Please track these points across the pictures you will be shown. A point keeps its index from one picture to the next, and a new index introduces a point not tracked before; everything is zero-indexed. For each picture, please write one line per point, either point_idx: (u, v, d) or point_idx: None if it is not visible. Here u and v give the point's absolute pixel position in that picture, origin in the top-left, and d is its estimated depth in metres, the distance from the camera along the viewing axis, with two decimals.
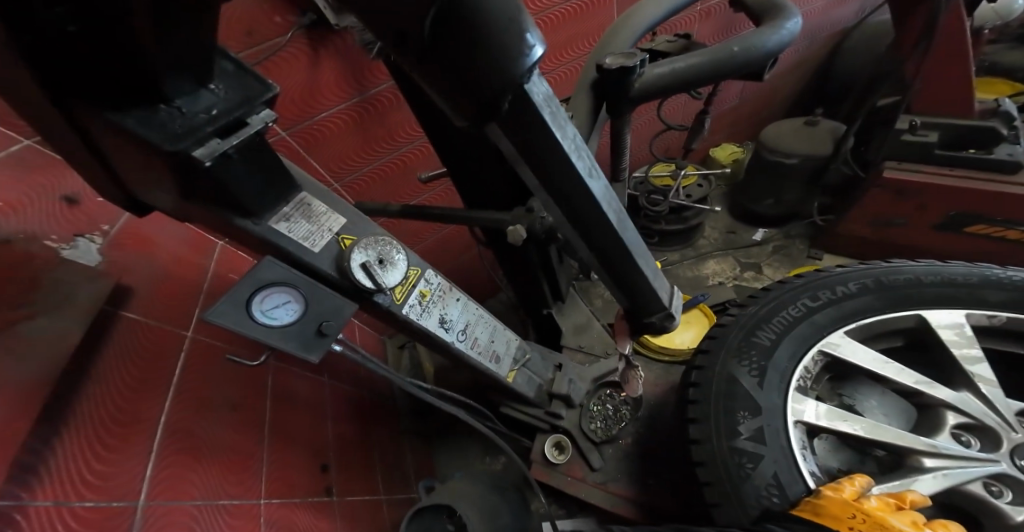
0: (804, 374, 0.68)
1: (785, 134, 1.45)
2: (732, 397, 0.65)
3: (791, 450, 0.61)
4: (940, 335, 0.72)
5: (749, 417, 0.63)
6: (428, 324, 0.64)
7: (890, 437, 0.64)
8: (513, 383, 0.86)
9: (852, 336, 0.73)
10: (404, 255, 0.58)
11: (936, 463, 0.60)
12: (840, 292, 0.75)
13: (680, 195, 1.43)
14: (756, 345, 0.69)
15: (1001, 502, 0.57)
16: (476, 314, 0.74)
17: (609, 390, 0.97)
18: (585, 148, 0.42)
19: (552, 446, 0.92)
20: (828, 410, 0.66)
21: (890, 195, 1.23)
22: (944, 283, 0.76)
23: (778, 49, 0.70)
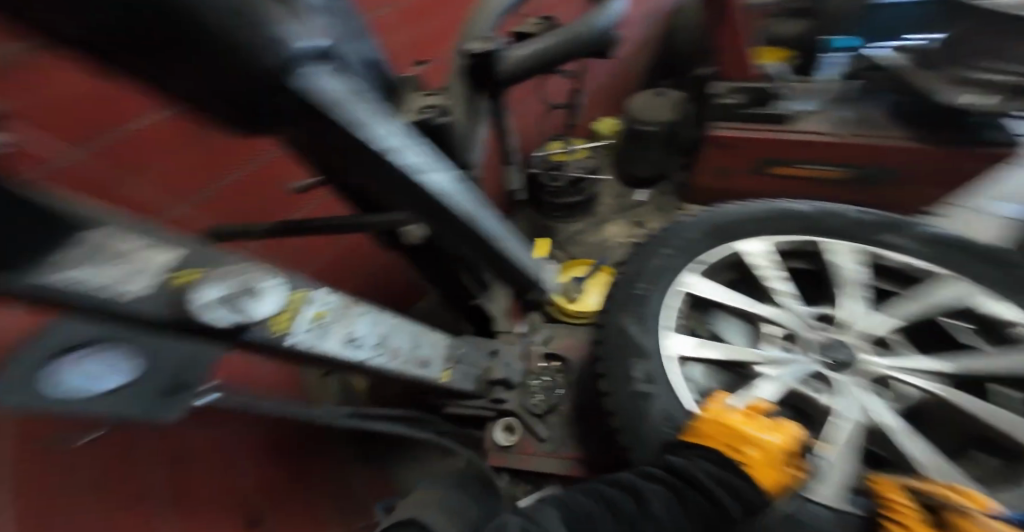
0: (671, 314, 0.74)
1: (644, 107, 1.69)
2: (625, 347, 0.72)
3: (673, 381, 0.70)
4: (751, 263, 0.77)
5: (642, 361, 0.70)
6: (332, 348, 0.58)
7: (739, 356, 0.76)
8: (450, 381, 0.87)
9: (706, 274, 0.78)
10: (276, 280, 0.44)
11: (774, 372, 0.74)
12: (689, 234, 0.79)
13: (573, 168, 1.60)
14: (635, 297, 0.74)
15: (818, 394, 0.72)
16: (389, 324, 0.72)
17: (543, 363, 1.06)
18: (416, 146, 0.46)
19: (502, 430, 0.99)
20: (699, 342, 0.75)
21: (733, 147, 1.41)
22: (783, 208, 0.79)
23: (613, 26, 0.76)
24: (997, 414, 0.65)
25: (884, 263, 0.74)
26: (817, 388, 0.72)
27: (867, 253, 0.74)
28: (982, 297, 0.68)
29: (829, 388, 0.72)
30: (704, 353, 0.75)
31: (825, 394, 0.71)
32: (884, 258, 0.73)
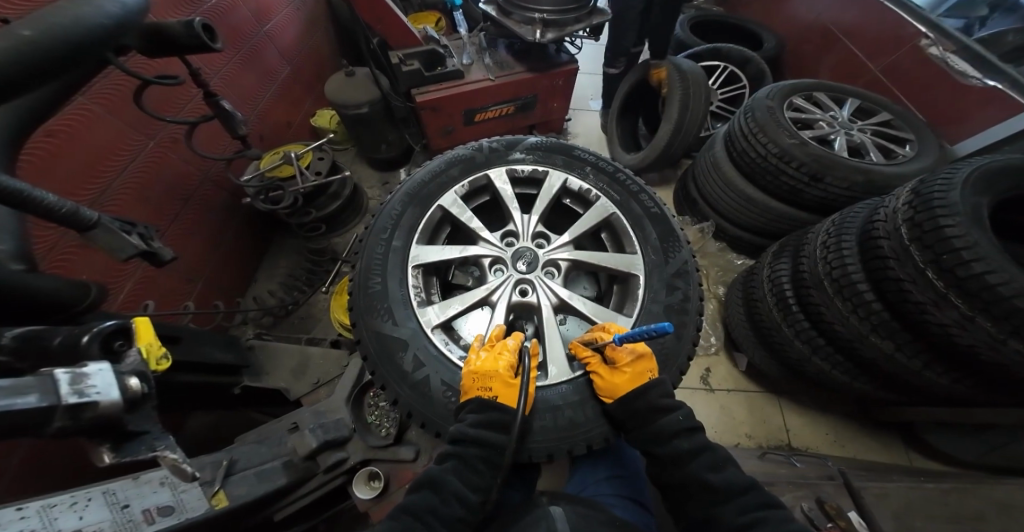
0: (417, 291, 0.76)
1: (342, 89, 1.51)
2: (388, 349, 0.71)
3: (439, 351, 0.72)
4: (453, 213, 0.83)
5: (406, 351, 0.70)
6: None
7: (467, 301, 0.76)
8: (230, 499, 0.68)
9: (426, 241, 0.81)
10: None
11: (516, 282, 0.78)
12: (396, 214, 0.81)
13: (309, 175, 1.36)
14: (376, 295, 0.74)
15: (553, 280, 0.79)
16: (27, 518, 0.45)
17: (371, 392, 0.96)
18: None
19: (365, 483, 0.83)
20: (444, 302, 0.76)
21: (433, 111, 1.46)
22: (457, 159, 0.88)
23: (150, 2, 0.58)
24: (615, 259, 0.80)
25: (519, 176, 0.89)
26: (549, 275, 0.80)
27: (505, 172, 0.88)
28: (570, 178, 0.88)
29: (557, 270, 0.81)
30: (453, 311, 0.75)
31: (554, 281, 0.79)
32: (516, 171, 0.89)
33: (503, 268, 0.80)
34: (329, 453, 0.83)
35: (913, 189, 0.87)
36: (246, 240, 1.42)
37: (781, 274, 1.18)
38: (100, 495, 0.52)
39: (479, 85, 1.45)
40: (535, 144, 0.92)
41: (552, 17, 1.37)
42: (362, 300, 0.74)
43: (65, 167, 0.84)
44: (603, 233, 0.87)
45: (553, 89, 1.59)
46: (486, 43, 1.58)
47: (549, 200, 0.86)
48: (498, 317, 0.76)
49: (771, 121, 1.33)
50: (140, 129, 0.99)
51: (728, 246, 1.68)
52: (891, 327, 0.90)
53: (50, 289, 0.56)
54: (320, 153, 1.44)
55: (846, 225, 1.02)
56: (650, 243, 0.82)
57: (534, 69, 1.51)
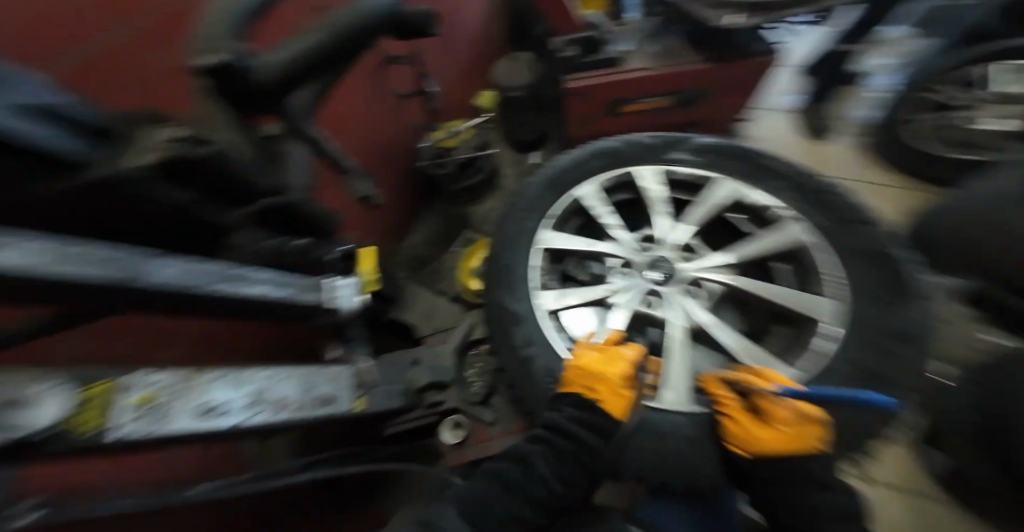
0: (540, 273, 0.80)
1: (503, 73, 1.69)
2: (504, 319, 0.76)
3: (546, 335, 0.74)
4: (586, 205, 0.83)
5: (520, 327, 0.74)
6: (184, 426, 0.49)
7: (591, 293, 0.79)
8: (367, 408, 0.82)
9: (559, 228, 0.82)
10: (54, 393, 0.36)
11: (626, 295, 0.78)
12: (536, 196, 0.82)
13: (462, 150, 1.54)
14: (505, 269, 0.79)
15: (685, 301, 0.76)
16: (258, 381, 0.64)
17: (472, 350, 1.08)
18: (123, 253, 0.34)
19: (451, 428, 0.96)
20: (561, 291, 0.78)
21: (583, 99, 1.41)
22: (614, 150, 0.84)
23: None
24: (777, 292, 0.75)
25: (676, 179, 0.83)
26: (692, 293, 0.77)
27: (662, 173, 0.83)
28: (745, 191, 0.79)
29: (702, 290, 0.78)
30: (569, 301, 0.78)
31: (696, 301, 0.76)
32: (674, 173, 0.82)
33: (632, 271, 0.80)
34: (432, 393, 0.96)
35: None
36: (413, 199, 1.66)
37: None
38: (296, 376, 0.71)
39: (636, 74, 1.38)
40: (705, 144, 0.83)
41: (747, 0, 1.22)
42: (491, 271, 0.80)
43: None
44: (770, 261, 0.81)
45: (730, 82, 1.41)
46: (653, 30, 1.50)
47: (699, 215, 0.80)
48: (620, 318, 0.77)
49: None
50: None
51: None
52: None
53: (315, 214, 0.75)
54: (478, 131, 1.60)
55: None
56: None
57: (722, 56, 1.35)
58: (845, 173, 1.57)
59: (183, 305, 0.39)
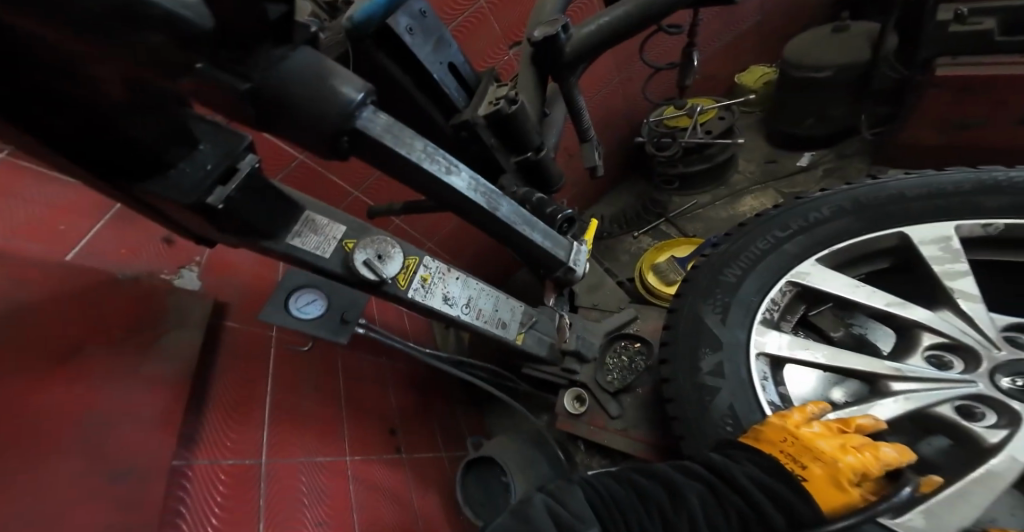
0: (770, 306, 0.67)
1: (810, 48, 1.39)
2: (697, 335, 0.67)
3: (750, 380, 0.61)
4: (923, 253, 0.67)
5: (710, 353, 0.64)
6: (434, 302, 0.75)
7: (864, 365, 0.61)
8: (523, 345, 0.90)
9: (824, 263, 0.69)
10: (399, 248, 0.71)
11: (902, 387, 0.57)
12: (815, 217, 0.72)
13: (699, 133, 1.40)
14: (721, 283, 0.69)
15: (975, 425, 0.52)
16: (477, 289, 0.83)
17: (621, 341, 0.98)
18: (439, 154, 0.55)
19: (571, 399, 0.91)
20: (792, 340, 0.64)
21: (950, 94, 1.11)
22: (932, 194, 0.71)
23: None
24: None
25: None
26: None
27: None
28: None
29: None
30: (799, 356, 0.63)
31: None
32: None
33: (951, 363, 0.59)
34: (571, 360, 0.97)
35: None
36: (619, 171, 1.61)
37: None
38: (497, 297, 0.87)
39: None
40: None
41: None
42: (701, 279, 0.72)
43: None
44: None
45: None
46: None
47: None
48: (909, 413, 0.55)
49: None
50: None
51: None
52: None
53: (552, 170, 0.87)
54: (722, 114, 1.44)
55: None
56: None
57: None
58: None
59: (462, 205, 0.59)
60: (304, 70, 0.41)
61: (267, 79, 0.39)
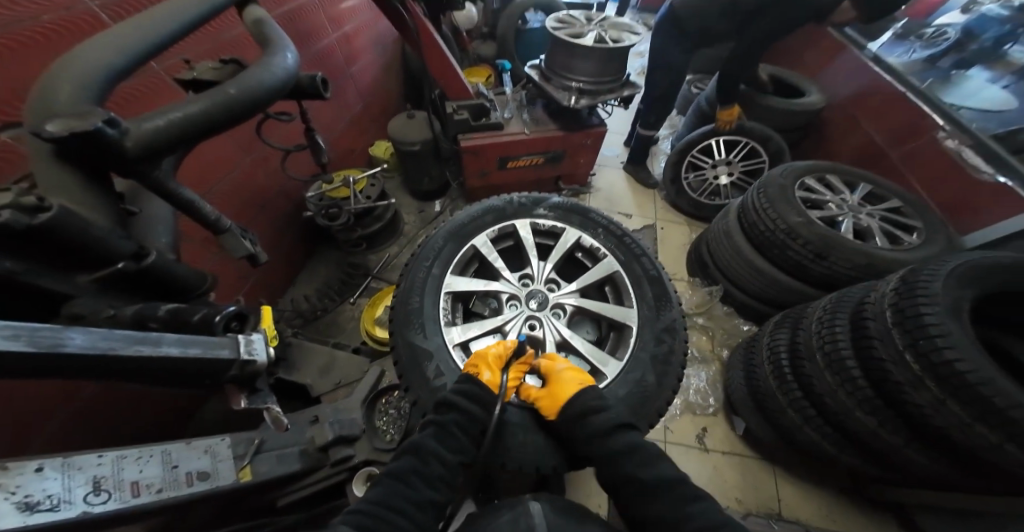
0: (446, 313, 0.88)
1: (400, 128, 1.71)
2: (416, 356, 0.82)
3: (456, 365, 0.82)
4: (480, 251, 0.97)
5: (431, 361, 0.81)
6: (8, 521, 0.41)
7: (489, 324, 0.89)
8: (254, 477, 0.73)
9: (456, 271, 0.94)
10: None
11: (506, 326, 0.89)
12: (439, 244, 0.95)
13: (361, 199, 1.53)
14: (414, 310, 0.86)
15: (536, 333, 0.88)
16: (105, 463, 0.54)
17: (382, 400, 1.06)
18: (26, 325, 0.39)
19: (363, 482, 0.90)
20: (464, 326, 0.87)
21: (484, 162, 1.70)
22: (492, 209, 1.02)
23: (296, 68, 0.77)
24: (615, 310, 0.91)
25: (541, 229, 1.02)
26: (556, 315, 0.91)
27: (529, 224, 1.02)
28: (584, 236, 1.01)
29: (564, 312, 0.92)
30: (472, 333, 0.87)
31: (560, 320, 0.91)
32: (538, 225, 1.02)
33: (517, 304, 0.91)
34: (339, 448, 0.91)
35: (895, 289, 0.96)
36: (297, 246, 1.60)
37: (779, 344, 1.24)
38: (159, 454, 0.61)
39: (518, 137, 1.65)
40: (557, 203, 1.06)
41: (587, 86, 1.56)
42: (400, 313, 0.86)
43: (198, 167, 1.08)
44: (607, 286, 0.98)
45: (582, 146, 1.76)
46: (527, 99, 1.80)
47: (552, 265, 0.97)
48: (513, 341, 0.87)
49: (782, 199, 1.47)
50: (246, 147, 1.24)
51: (734, 311, 1.76)
52: (873, 402, 0.97)
53: (191, 275, 0.70)
54: (373, 179, 1.62)
55: (840, 304, 1.10)
56: (646, 300, 0.93)
57: (568, 125, 1.70)
58: (655, 217, 2.18)
59: (96, 365, 0.45)
60: None
61: None
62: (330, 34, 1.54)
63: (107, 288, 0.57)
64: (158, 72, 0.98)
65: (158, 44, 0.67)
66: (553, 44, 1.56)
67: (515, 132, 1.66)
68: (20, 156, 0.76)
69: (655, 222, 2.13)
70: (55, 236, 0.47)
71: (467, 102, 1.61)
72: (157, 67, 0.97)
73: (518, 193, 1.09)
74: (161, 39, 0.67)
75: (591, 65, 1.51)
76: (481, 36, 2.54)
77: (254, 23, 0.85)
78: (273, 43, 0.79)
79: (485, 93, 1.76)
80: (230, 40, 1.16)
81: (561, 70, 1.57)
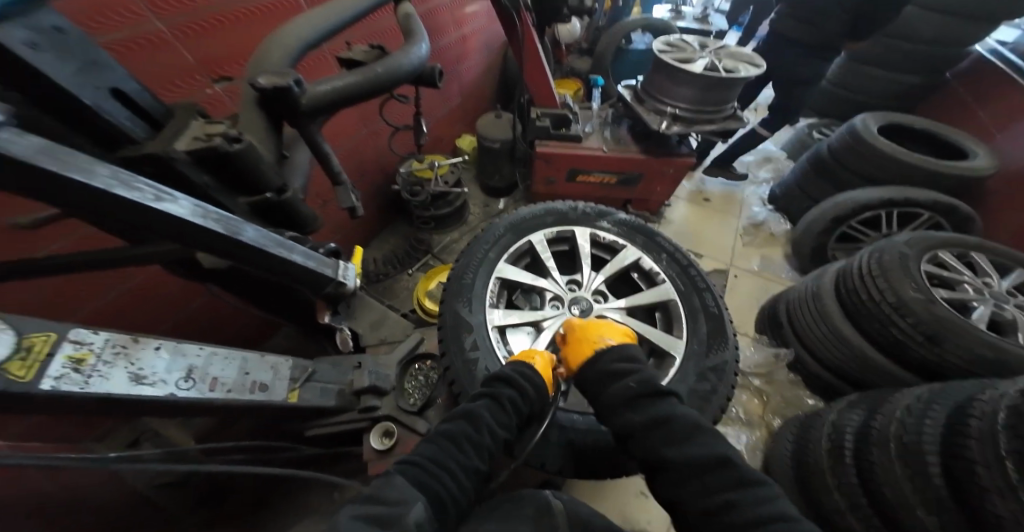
0: (491, 296, 0.92)
1: (485, 127, 1.82)
2: (458, 326, 0.87)
3: (492, 345, 0.86)
4: (535, 249, 1.00)
5: (469, 334, 0.86)
6: (115, 387, 0.53)
7: (530, 317, 0.92)
8: (301, 401, 0.81)
9: (508, 262, 0.98)
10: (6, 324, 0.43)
11: (547, 323, 0.90)
12: (496, 234, 0.99)
13: (440, 183, 1.65)
14: (465, 285, 0.91)
15: None
16: (200, 356, 0.66)
17: (415, 364, 1.10)
18: (214, 209, 0.54)
19: (379, 435, 0.96)
20: (504, 312, 0.91)
21: (551, 170, 1.72)
22: (555, 213, 1.05)
23: (424, 63, 0.88)
24: (659, 335, 0.88)
25: (600, 241, 1.03)
26: None
27: (589, 234, 1.03)
28: (645, 258, 1.00)
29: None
30: (511, 319, 0.91)
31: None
32: (600, 236, 1.03)
33: (561, 305, 0.93)
34: (369, 397, 0.97)
35: (1021, 392, 0.80)
36: (378, 214, 1.76)
37: (846, 424, 1.08)
38: (239, 359, 0.72)
39: (596, 152, 1.66)
40: (623, 220, 1.06)
41: (684, 113, 1.53)
42: (454, 286, 0.91)
43: (340, 125, 1.30)
44: (658, 312, 0.95)
45: (663, 174, 1.72)
46: (612, 118, 1.81)
47: (606, 277, 0.96)
48: (549, 340, 0.89)
49: (899, 269, 1.28)
50: (369, 120, 1.43)
51: (801, 381, 1.59)
52: (948, 509, 0.82)
53: (303, 211, 0.78)
54: (454, 168, 1.71)
55: (940, 396, 0.95)
56: (698, 334, 0.89)
57: (651, 150, 1.67)
58: (731, 260, 2.05)
59: (259, 259, 0.60)
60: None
61: None
62: (450, 35, 1.69)
63: (253, 211, 0.69)
64: (327, 51, 1.17)
65: (335, 25, 0.82)
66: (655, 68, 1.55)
67: (595, 149, 1.67)
68: (225, 102, 1.01)
69: (728, 269, 1.99)
70: (236, 163, 0.59)
71: (552, 112, 1.69)
72: (328, 47, 1.16)
73: (587, 203, 1.11)
74: (336, 23, 0.82)
75: (689, 92, 1.48)
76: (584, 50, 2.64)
77: (405, 16, 0.97)
78: (415, 34, 0.91)
79: (571, 105, 1.80)
80: (381, 28, 1.33)
81: (657, 93, 1.56)
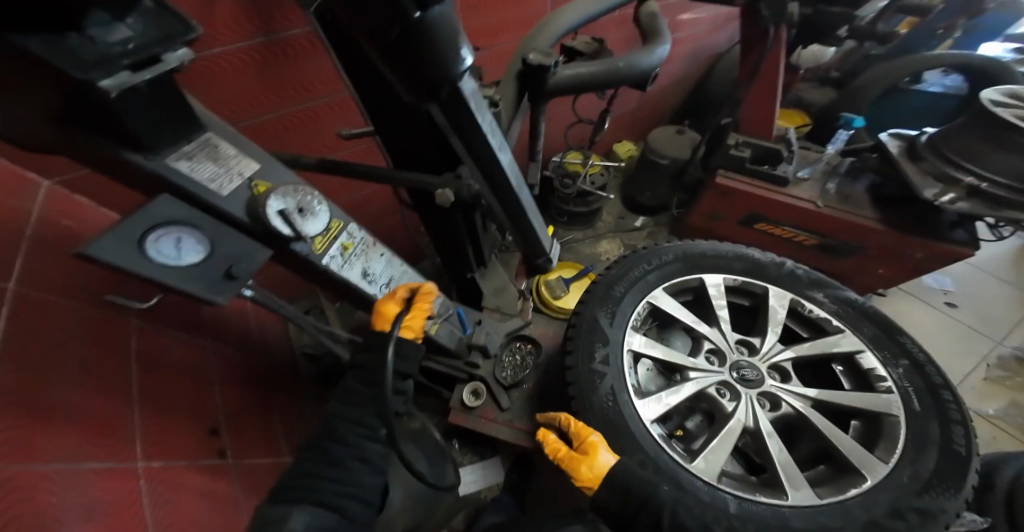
0: (636, 318, 0.94)
1: (660, 140, 1.70)
2: (593, 333, 0.89)
3: (623, 368, 0.86)
4: (709, 291, 1.01)
5: (602, 347, 0.87)
6: (351, 277, 0.72)
7: (679, 359, 0.91)
8: (434, 335, 0.91)
9: (667, 291, 1.00)
10: (325, 205, 0.65)
11: (696, 374, 0.90)
12: (662, 260, 1.02)
13: (586, 181, 1.63)
14: (612, 296, 0.94)
15: (723, 399, 0.87)
16: (399, 270, 0.83)
17: (517, 343, 1.08)
18: (499, 131, 0.62)
19: (468, 392, 1.00)
20: (646, 340, 0.92)
21: (727, 206, 1.55)
22: (745, 261, 1.05)
23: (658, 66, 0.82)
24: (854, 448, 0.83)
25: (803, 311, 1.01)
26: (761, 403, 0.87)
27: (790, 299, 1.01)
28: (865, 355, 0.94)
29: (774, 405, 0.87)
30: (651, 351, 0.91)
31: (762, 410, 0.86)
32: (805, 307, 1.01)
33: (716, 361, 0.92)
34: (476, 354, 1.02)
35: None
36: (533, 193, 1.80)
37: None
38: (418, 283, 0.88)
39: (806, 206, 1.43)
40: (843, 298, 1.03)
41: (1000, 189, 1.17)
42: (601, 291, 0.95)
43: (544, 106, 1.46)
44: (855, 419, 0.92)
45: (905, 254, 1.40)
46: (847, 170, 1.51)
47: (793, 355, 0.93)
48: (698, 391, 0.87)
49: None
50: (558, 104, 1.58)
51: None
52: None
53: None
54: (605, 170, 1.68)
55: None
56: (916, 466, 0.79)
57: (897, 220, 1.36)
58: None
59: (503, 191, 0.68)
60: (446, 25, 0.43)
61: (425, 15, 0.40)
62: None
63: None
64: None
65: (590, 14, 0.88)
66: (965, 123, 1.26)
67: (806, 203, 1.43)
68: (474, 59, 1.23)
69: None
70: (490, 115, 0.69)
71: (757, 142, 1.51)
72: None
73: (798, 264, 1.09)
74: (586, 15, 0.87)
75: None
76: (819, 79, 2.29)
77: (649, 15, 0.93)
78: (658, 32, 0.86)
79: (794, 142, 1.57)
80: None
81: (959, 155, 1.24)
